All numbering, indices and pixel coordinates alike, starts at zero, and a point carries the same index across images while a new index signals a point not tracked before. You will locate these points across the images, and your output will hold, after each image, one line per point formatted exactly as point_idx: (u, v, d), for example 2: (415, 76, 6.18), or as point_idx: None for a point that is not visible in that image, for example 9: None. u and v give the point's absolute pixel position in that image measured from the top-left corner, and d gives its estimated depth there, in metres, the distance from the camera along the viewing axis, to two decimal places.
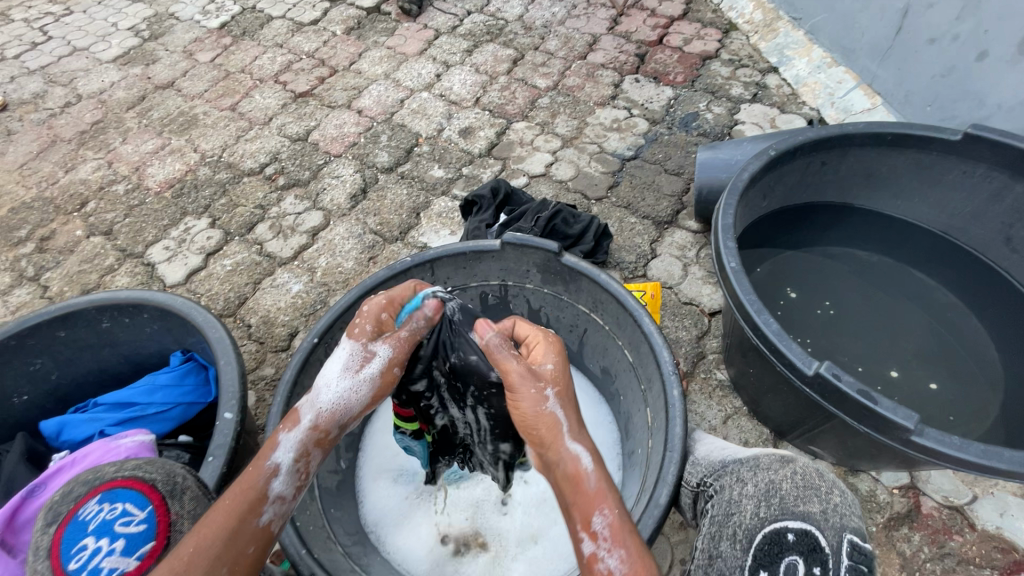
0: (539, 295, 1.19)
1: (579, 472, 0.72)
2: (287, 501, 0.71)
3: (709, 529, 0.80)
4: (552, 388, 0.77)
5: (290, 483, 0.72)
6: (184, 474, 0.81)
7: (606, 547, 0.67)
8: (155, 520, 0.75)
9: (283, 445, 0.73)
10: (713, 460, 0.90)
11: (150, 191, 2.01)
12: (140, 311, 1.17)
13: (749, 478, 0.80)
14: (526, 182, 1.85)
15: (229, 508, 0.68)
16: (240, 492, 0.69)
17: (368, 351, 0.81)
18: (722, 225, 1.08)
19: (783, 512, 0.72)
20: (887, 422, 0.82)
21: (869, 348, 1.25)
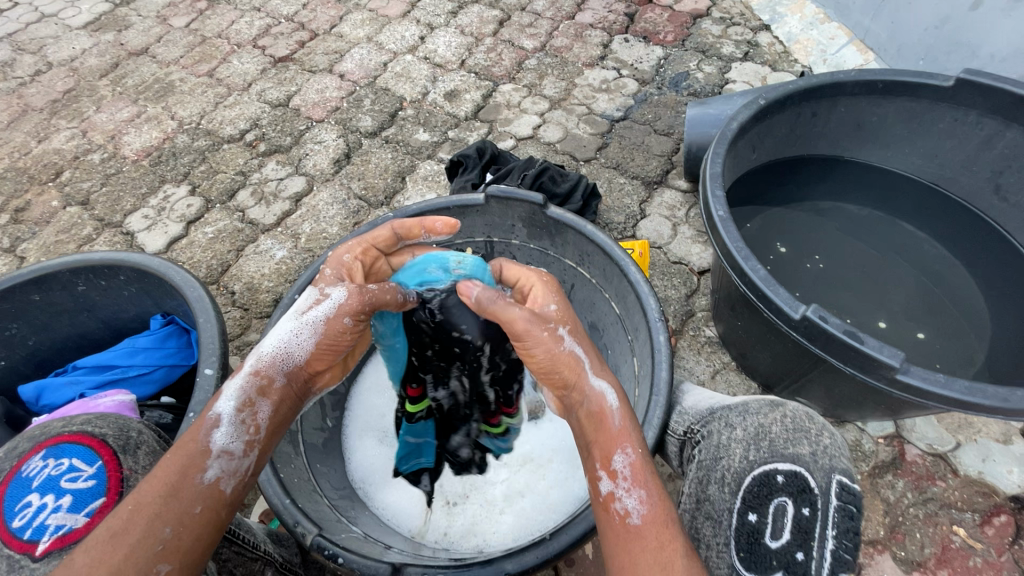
0: (525, 251, 1.17)
1: (603, 409, 0.69)
2: (236, 456, 0.64)
3: (696, 475, 0.72)
4: (563, 326, 0.73)
5: (234, 435, 0.64)
6: (139, 430, 0.75)
7: (624, 486, 0.63)
8: (106, 476, 0.67)
9: (225, 394, 0.67)
10: (700, 408, 0.82)
11: (127, 160, 1.95)
12: (116, 273, 1.14)
13: (739, 422, 0.72)
14: (513, 144, 1.81)
15: (170, 463, 0.61)
16: (179, 449, 0.63)
17: (321, 295, 0.75)
18: (710, 174, 1.06)
19: (772, 454, 0.65)
20: (874, 363, 0.82)
21: (856, 300, 1.25)
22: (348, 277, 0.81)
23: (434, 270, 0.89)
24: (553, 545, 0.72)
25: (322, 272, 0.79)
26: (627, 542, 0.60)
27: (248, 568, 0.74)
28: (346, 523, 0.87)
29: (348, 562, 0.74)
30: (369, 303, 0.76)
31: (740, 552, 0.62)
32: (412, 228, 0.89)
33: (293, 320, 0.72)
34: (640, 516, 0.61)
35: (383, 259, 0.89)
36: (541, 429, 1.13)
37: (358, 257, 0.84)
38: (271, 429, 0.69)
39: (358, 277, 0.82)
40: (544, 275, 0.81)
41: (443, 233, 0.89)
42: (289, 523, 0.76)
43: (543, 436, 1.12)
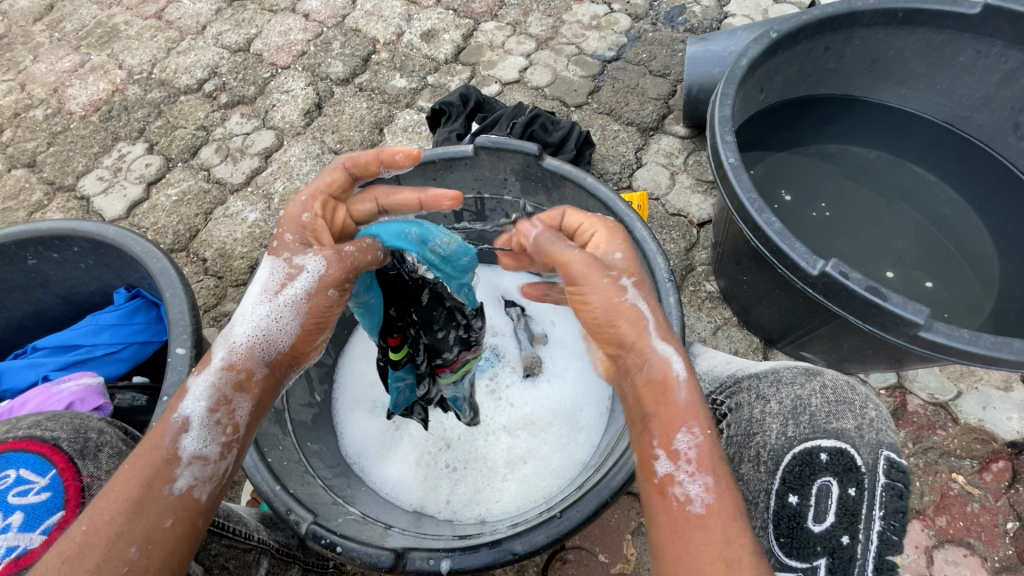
0: (518, 208, 1.08)
1: (668, 378, 0.61)
2: (212, 460, 0.57)
3: (725, 451, 0.69)
4: (628, 278, 0.67)
5: (206, 438, 0.58)
6: (98, 429, 0.69)
7: (687, 470, 0.57)
8: (62, 486, 0.61)
9: (193, 393, 0.59)
10: (719, 374, 0.78)
11: (74, 115, 1.76)
12: (69, 245, 1.03)
13: (771, 395, 0.68)
14: (499, 90, 1.67)
15: (130, 474, 0.55)
16: (140, 458, 0.56)
17: (292, 268, 0.65)
18: (719, 118, 0.97)
19: (814, 431, 0.62)
20: (895, 319, 0.78)
21: (864, 249, 1.20)
22: (315, 240, 0.70)
23: (415, 234, 0.81)
24: (562, 525, 0.68)
25: (283, 237, 0.68)
26: (684, 532, 0.55)
27: (242, 561, 0.69)
28: (343, 504, 0.83)
29: (346, 551, 0.69)
30: (351, 269, 0.67)
31: (780, 536, 0.61)
32: (368, 164, 0.78)
33: (264, 301, 0.64)
34: (704, 504, 0.55)
35: (342, 207, 0.78)
36: (541, 391, 1.10)
37: (318, 215, 0.73)
38: (252, 424, 0.61)
39: (324, 238, 0.71)
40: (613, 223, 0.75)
41: (403, 166, 0.79)
42: (281, 511, 0.72)
43: (542, 397, 1.09)
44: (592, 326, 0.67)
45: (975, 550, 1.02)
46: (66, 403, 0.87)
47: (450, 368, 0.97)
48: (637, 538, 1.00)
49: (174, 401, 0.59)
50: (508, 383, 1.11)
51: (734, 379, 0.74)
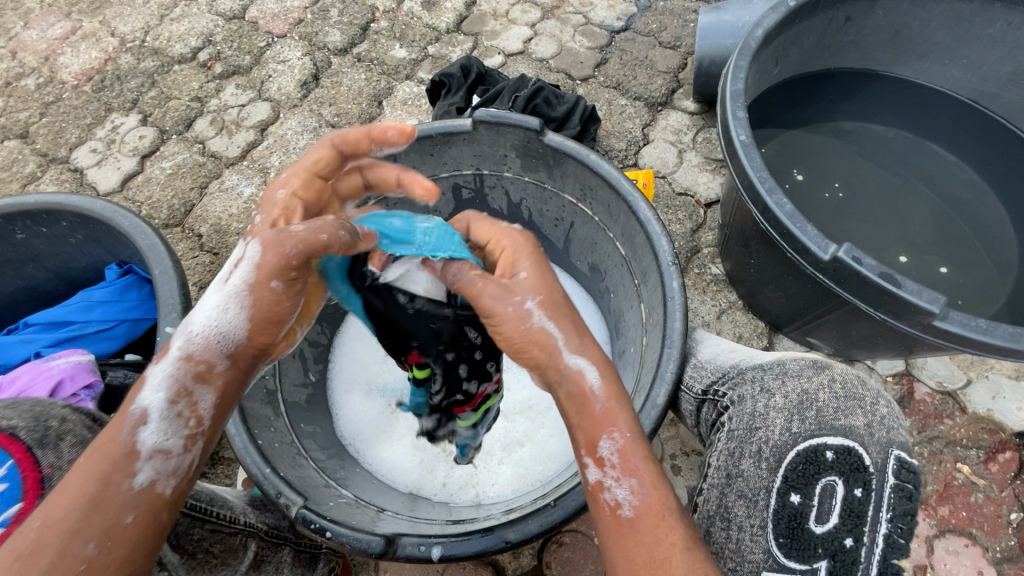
0: (519, 185, 1.04)
1: (585, 391, 0.59)
2: (175, 454, 0.56)
3: (726, 445, 0.65)
4: (532, 299, 0.64)
5: (167, 431, 0.56)
6: (60, 417, 0.64)
7: (613, 476, 0.55)
8: (20, 477, 0.56)
9: (152, 384, 0.58)
10: (720, 364, 0.76)
11: (66, 85, 1.72)
12: (57, 220, 1.00)
13: (777, 388, 0.65)
14: (502, 61, 1.60)
15: (86, 468, 0.53)
16: (97, 452, 0.54)
17: (241, 254, 0.64)
18: (731, 92, 0.92)
19: (821, 427, 0.61)
20: (910, 308, 0.74)
21: (876, 233, 1.15)
22: (284, 223, 0.68)
23: (397, 223, 0.75)
24: (556, 514, 0.67)
25: (255, 222, 0.67)
26: (622, 536, 0.54)
27: (227, 545, 0.69)
28: (335, 487, 0.82)
29: (337, 536, 0.68)
30: (294, 255, 0.62)
31: (779, 537, 0.58)
32: (358, 142, 0.77)
33: (217, 291, 0.61)
34: (633, 508, 0.54)
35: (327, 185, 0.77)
36: None
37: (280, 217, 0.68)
38: (215, 416, 0.60)
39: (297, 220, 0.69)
40: (521, 238, 0.70)
41: (396, 142, 0.78)
42: (271, 494, 0.70)
43: None
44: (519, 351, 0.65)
45: (977, 540, 1.01)
46: (55, 380, 0.85)
47: (470, 408, 0.92)
48: None
49: (134, 392, 0.57)
50: (505, 367, 1.09)
51: (736, 371, 0.72)
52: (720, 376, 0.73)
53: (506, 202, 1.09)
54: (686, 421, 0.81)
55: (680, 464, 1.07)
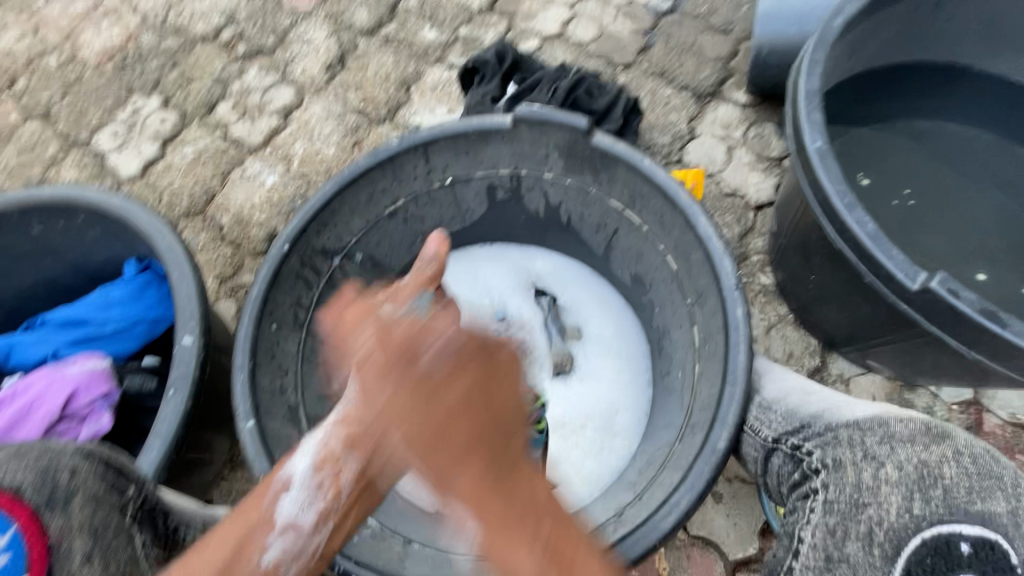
0: (559, 187, 0.96)
1: None
2: (305, 531, 0.54)
3: (824, 520, 0.66)
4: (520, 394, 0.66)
5: (304, 504, 0.54)
6: (72, 468, 0.58)
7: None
8: (25, 546, 0.52)
9: (301, 450, 0.58)
10: (793, 409, 0.77)
11: (88, 64, 1.66)
12: (74, 214, 0.96)
13: (889, 459, 0.66)
14: (538, 45, 1.50)
15: (228, 530, 0.53)
16: (238, 517, 0.54)
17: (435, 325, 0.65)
18: (805, 90, 0.82)
19: (951, 513, 0.63)
20: (1010, 349, 0.66)
21: (953, 247, 1.05)
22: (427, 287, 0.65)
23: None
24: None
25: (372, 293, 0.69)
26: None
27: None
28: None
29: None
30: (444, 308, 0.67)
31: None
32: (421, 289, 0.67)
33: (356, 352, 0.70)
34: None
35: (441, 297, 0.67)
36: (574, 391, 1.02)
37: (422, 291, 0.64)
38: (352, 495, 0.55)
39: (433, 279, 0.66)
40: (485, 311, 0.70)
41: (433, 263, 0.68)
42: None
43: (573, 395, 1.01)
44: (461, 441, 0.49)
45: None
46: (69, 390, 0.83)
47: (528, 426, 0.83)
48: (672, 553, 0.96)
49: (285, 459, 0.58)
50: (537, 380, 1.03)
51: (826, 429, 0.71)
52: (798, 429, 0.74)
53: (544, 205, 1.01)
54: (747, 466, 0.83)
55: (722, 490, 1.00)
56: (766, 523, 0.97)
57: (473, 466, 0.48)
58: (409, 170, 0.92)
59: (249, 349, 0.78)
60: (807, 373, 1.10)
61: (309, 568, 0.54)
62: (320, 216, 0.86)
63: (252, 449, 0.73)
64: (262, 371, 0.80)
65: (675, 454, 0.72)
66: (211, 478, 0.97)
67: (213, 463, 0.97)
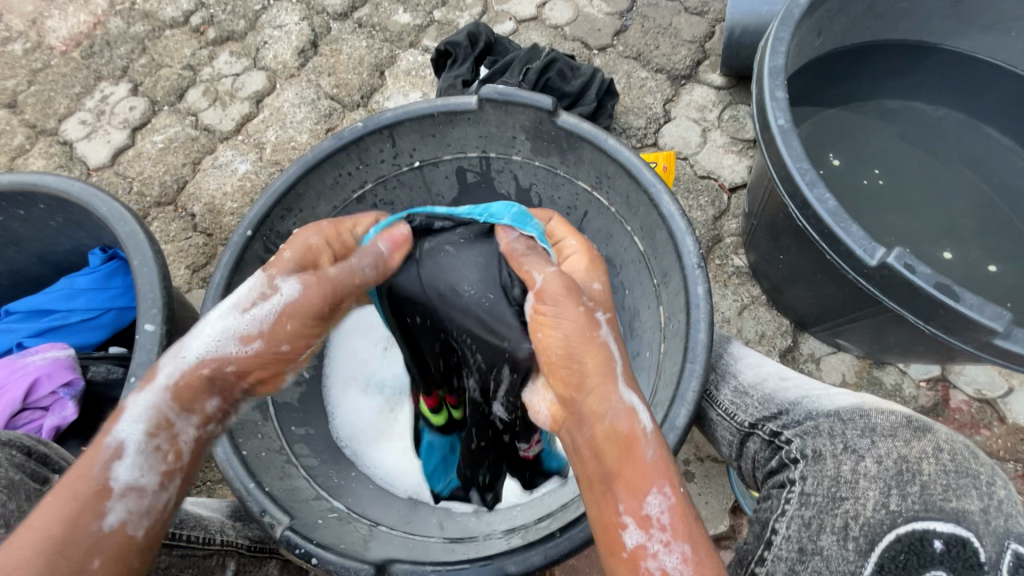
0: (528, 170, 0.95)
1: (633, 429, 0.54)
2: (149, 493, 0.53)
3: (799, 514, 0.60)
4: (603, 312, 0.61)
5: (144, 467, 0.53)
6: None
7: (661, 539, 0.51)
8: None
9: (133, 412, 0.54)
10: (769, 397, 0.75)
11: (54, 51, 1.62)
12: (34, 202, 0.94)
13: (867, 451, 0.61)
14: (513, 28, 1.48)
15: (52, 506, 0.49)
16: (64, 489, 0.50)
17: (271, 286, 0.62)
18: (769, 69, 0.81)
19: (926, 509, 0.56)
20: (965, 323, 0.67)
21: (921, 224, 1.05)
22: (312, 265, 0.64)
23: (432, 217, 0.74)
24: (562, 545, 0.64)
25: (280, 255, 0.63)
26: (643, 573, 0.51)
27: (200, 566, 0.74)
28: (327, 498, 0.81)
29: (324, 563, 0.67)
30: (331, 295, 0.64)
31: None
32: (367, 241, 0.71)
33: (231, 316, 0.60)
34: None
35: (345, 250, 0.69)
36: None
37: (328, 239, 0.67)
38: (194, 450, 0.58)
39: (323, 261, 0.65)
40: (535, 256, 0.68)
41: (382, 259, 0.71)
42: (255, 512, 0.69)
43: None
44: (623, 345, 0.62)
45: None
46: (31, 378, 0.82)
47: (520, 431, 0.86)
48: None
49: (111, 421, 0.53)
50: None
51: (805, 417, 0.68)
52: (775, 415, 0.72)
53: (514, 188, 1.01)
54: (721, 451, 0.81)
55: (694, 469, 1.02)
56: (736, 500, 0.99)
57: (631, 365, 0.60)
58: (375, 153, 0.91)
59: None
60: (779, 353, 1.11)
61: (159, 526, 0.54)
62: (284, 200, 0.85)
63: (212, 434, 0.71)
64: None
65: None
66: None
67: None
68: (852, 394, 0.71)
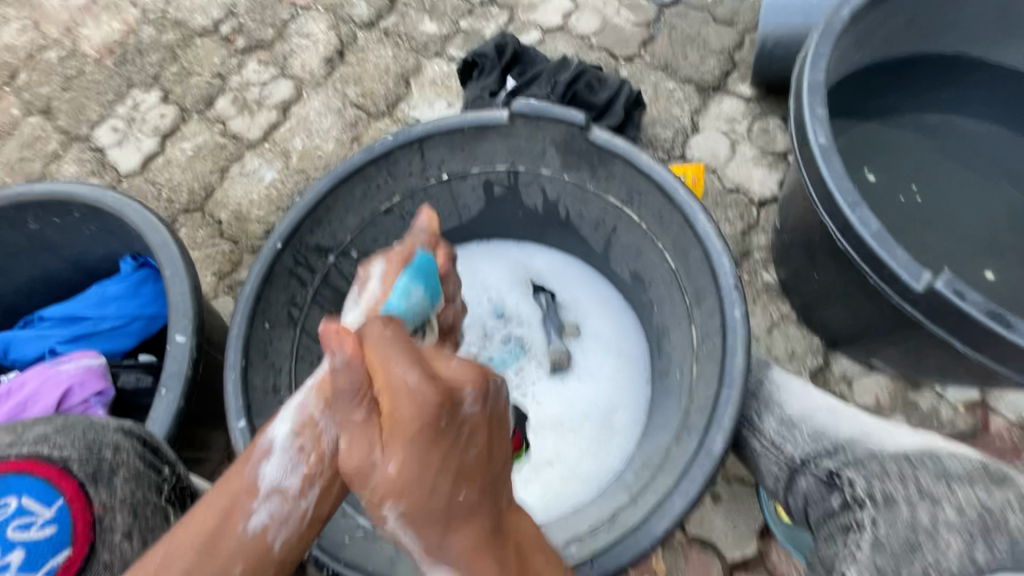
0: (557, 184, 0.94)
1: None
2: (291, 496, 0.59)
3: (872, 563, 0.58)
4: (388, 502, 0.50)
5: (287, 470, 0.60)
6: (113, 446, 0.59)
7: None
8: (71, 519, 0.53)
9: (279, 419, 0.63)
10: (822, 435, 0.73)
11: (88, 58, 1.65)
12: (70, 210, 0.96)
13: (946, 499, 0.58)
14: (539, 38, 1.47)
15: (215, 500, 0.57)
16: (226, 484, 0.58)
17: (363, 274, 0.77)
18: (809, 84, 0.79)
19: (1017, 563, 0.53)
20: (1015, 351, 0.65)
21: (963, 243, 1.02)
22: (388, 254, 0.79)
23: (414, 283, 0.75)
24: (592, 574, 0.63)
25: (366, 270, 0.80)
26: None
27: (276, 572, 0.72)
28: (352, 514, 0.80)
29: None
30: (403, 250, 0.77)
31: None
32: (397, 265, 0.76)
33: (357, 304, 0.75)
34: None
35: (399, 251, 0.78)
36: (572, 390, 1.02)
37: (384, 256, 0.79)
38: None
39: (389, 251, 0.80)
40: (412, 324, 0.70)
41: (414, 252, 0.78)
42: None
43: (572, 395, 1.01)
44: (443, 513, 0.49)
45: None
46: (64, 386, 0.84)
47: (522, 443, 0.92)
48: (668, 553, 0.96)
49: (266, 427, 0.63)
50: (534, 379, 1.03)
51: (868, 458, 0.67)
52: (832, 453, 0.70)
53: (542, 202, 1.00)
54: (763, 482, 0.79)
55: (721, 491, 0.99)
56: (764, 524, 0.96)
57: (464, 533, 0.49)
58: (404, 167, 0.91)
59: (241, 348, 0.77)
60: (809, 373, 1.09)
61: (299, 531, 0.59)
62: (314, 213, 0.85)
63: (241, 447, 0.72)
64: (255, 370, 0.79)
65: (671, 456, 0.72)
66: (208, 475, 0.97)
67: (209, 459, 0.97)
68: (916, 435, 0.69)
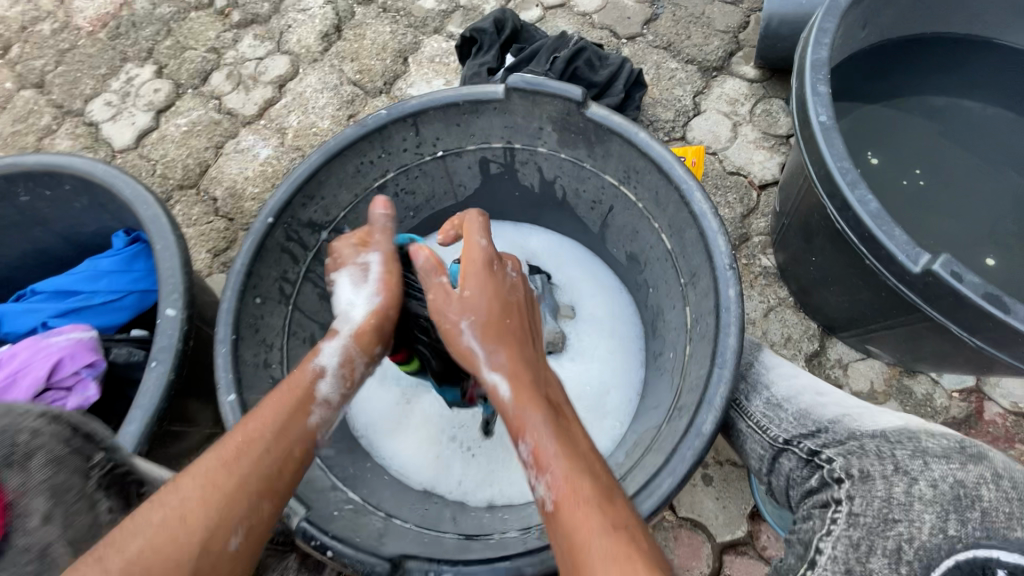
0: (554, 162, 0.93)
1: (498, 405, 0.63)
2: (334, 405, 0.66)
3: (846, 534, 0.55)
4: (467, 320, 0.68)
5: (337, 385, 0.66)
6: (33, 429, 0.53)
7: (534, 477, 0.57)
8: None
9: (326, 351, 0.68)
10: (808, 415, 0.73)
11: (82, 31, 1.63)
12: (60, 183, 0.94)
13: (921, 474, 0.55)
14: (540, 15, 1.44)
15: (280, 401, 0.62)
16: (286, 393, 0.63)
17: (359, 262, 0.73)
18: (812, 61, 0.77)
19: (988, 535, 0.49)
20: (1012, 336, 0.64)
21: (964, 229, 1.00)
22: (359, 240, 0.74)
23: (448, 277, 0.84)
24: None
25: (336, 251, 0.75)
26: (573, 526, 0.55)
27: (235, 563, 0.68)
28: (343, 489, 0.80)
29: (339, 556, 0.68)
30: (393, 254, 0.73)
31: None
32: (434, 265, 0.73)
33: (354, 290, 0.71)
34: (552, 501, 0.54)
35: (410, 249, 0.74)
36: (565, 370, 1.01)
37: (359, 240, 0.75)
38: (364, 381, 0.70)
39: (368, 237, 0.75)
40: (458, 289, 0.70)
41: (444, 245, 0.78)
42: None
43: (566, 377, 1.00)
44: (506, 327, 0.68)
45: None
46: (54, 357, 0.83)
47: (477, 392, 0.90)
48: (659, 533, 0.96)
49: (312, 354, 0.67)
50: None
51: (849, 437, 0.66)
52: (815, 433, 0.70)
53: (538, 180, 0.98)
54: (750, 464, 0.79)
55: (713, 473, 1.00)
56: (755, 506, 0.97)
57: (511, 348, 0.66)
58: (398, 142, 0.89)
59: (233, 319, 0.76)
60: (805, 358, 1.08)
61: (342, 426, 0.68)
62: (306, 188, 0.84)
63: (231, 422, 0.71)
64: (246, 345, 0.78)
65: (662, 437, 0.71)
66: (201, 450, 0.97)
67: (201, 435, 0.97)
68: (900, 415, 0.68)
